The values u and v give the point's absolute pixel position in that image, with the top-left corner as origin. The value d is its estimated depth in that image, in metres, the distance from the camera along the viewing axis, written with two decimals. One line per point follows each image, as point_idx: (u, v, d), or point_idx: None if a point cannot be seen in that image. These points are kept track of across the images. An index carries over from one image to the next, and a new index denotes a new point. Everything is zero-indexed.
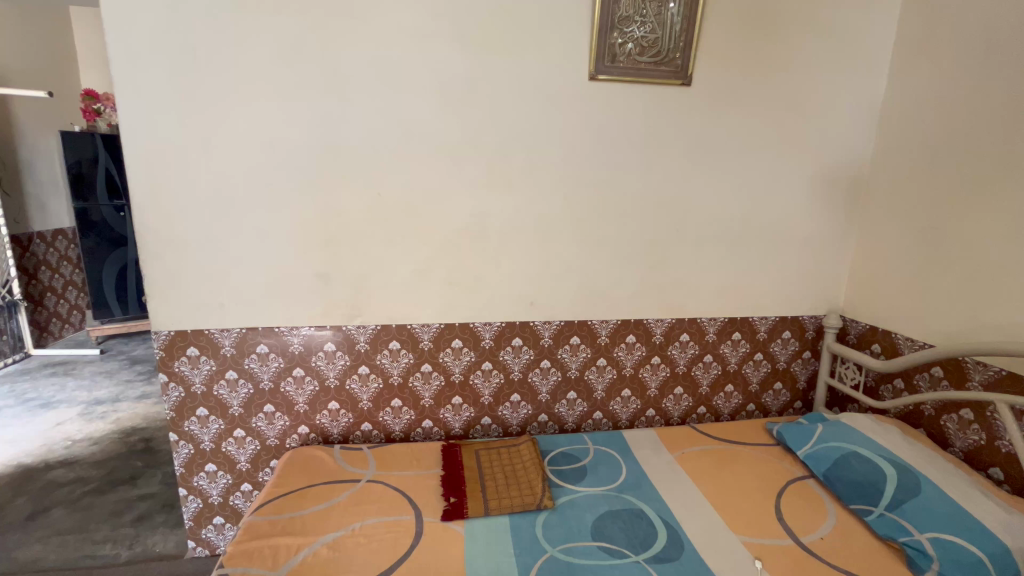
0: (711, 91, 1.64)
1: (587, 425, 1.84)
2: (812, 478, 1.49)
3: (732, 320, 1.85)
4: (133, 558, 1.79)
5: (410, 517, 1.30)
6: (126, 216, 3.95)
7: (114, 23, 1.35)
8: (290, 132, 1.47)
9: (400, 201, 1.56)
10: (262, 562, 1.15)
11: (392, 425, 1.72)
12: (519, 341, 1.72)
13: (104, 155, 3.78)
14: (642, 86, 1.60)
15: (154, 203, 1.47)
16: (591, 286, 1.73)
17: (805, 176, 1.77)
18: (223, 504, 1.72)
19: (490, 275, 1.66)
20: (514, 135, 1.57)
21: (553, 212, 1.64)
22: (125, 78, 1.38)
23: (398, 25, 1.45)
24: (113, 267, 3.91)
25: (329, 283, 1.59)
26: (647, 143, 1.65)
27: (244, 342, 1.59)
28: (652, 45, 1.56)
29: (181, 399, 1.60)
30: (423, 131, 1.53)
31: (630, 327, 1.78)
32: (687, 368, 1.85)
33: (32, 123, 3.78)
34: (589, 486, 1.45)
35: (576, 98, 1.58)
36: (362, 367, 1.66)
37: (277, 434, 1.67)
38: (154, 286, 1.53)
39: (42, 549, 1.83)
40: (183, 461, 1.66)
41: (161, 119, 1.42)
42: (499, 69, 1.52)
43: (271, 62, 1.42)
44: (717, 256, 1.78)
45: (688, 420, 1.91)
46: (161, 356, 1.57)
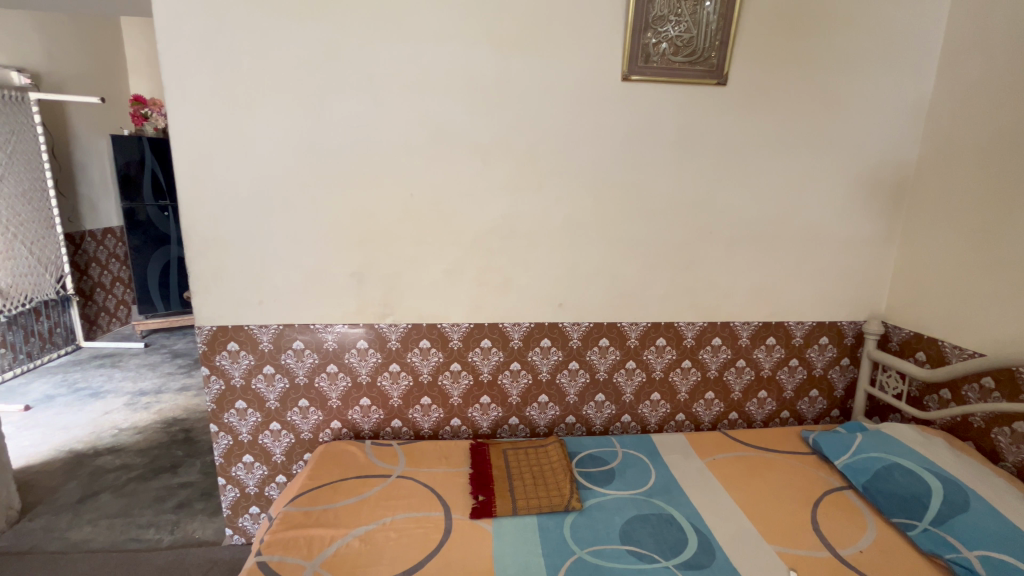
0: (747, 90, 1.61)
1: (615, 428, 1.83)
2: (850, 489, 1.44)
3: (766, 325, 1.81)
4: (175, 543, 1.87)
5: (439, 514, 1.32)
6: (170, 216, 4.10)
7: (165, 32, 1.42)
8: (327, 135, 1.52)
9: (432, 202, 1.59)
10: (298, 550, 1.18)
11: (421, 423, 1.74)
12: (547, 341, 1.72)
13: (150, 158, 3.95)
14: (676, 87, 1.58)
15: (198, 202, 1.53)
16: (621, 288, 1.72)
17: (846, 177, 1.71)
18: (258, 495, 1.78)
19: (519, 276, 1.67)
20: (545, 137, 1.57)
21: (583, 213, 1.64)
22: (175, 84, 1.45)
23: (433, 29, 1.47)
24: (157, 264, 4.09)
25: (362, 282, 1.63)
26: (681, 144, 1.62)
27: (281, 338, 1.64)
28: (687, 45, 1.54)
29: (221, 392, 1.67)
30: (455, 134, 1.55)
31: (660, 329, 1.76)
32: (718, 373, 1.82)
33: (86, 127, 3.99)
34: (617, 489, 1.44)
35: (609, 99, 1.57)
36: (393, 365, 1.69)
37: (311, 428, 1.72)
38: (198, 283, 1.59)
39: (91, 531, 1.93)
40: (223, 451, 1.73)
41: (208, 122, 1.48)
42: (532, 71, 1.53)
43: (310, 67, 1.47)
44: (751, 258, 1.74)
45: (719, 426, 1.87)
46: (204, 350, 1.64)
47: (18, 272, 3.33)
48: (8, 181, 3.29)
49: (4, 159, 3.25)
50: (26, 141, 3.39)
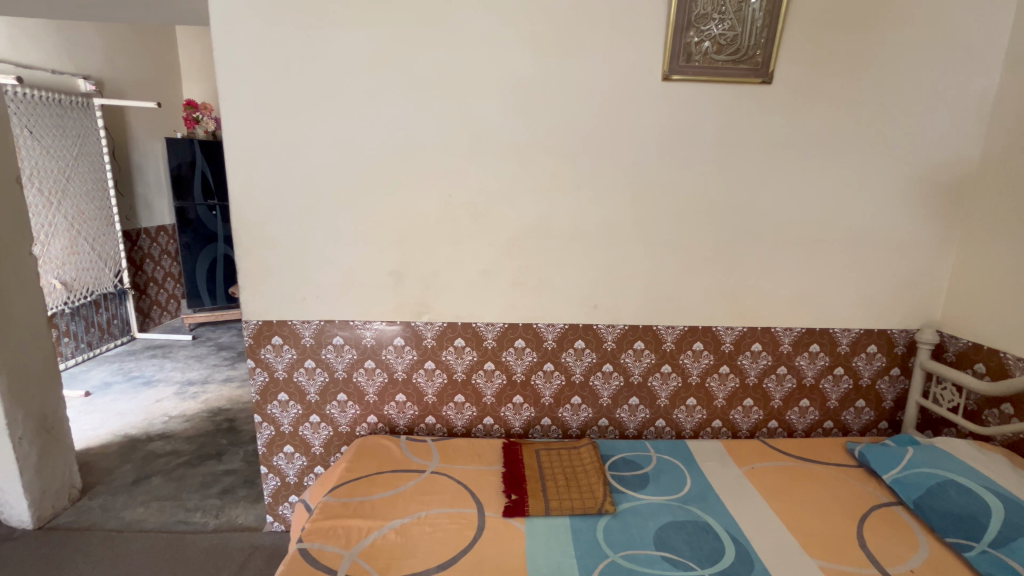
0: (794, 88, 1.56)
1: (649, 433, 1.80)
2: (899, 505, 1.38)
3: (809, 331, 1.74)
4: (220, 527, 1.96)
5: (472, 510, 1.33)
6: (218, 215, 4.29)
7: (221, 40, 1.49)
8: (369, 137, 1.56)
9: (470, 202, 1.61)
10: (337, 540, 1.22)
11: (455, 420, 1.77)
12: (581, 343, 1.72)
13: (200, 159, 4.15)
14: (718, 86, 1.55)
15: (248, 202, 1.60)
16: (658, 291, 1.69)
17: (899, 178, 1.64)
18: (298, 484, 1.84)
19: (554, 277, 1.67)
20: (583, 137, 1.57)
21: (620, 214, 1.63)
22: (230, 90, 1.52)
23: (473, 32, 1.49)
24: (206, 260, 4.29)
25: (401, 280, 1.67)
26: (722, 145, 1.59)
27: (322, 334, 1.70)
28: (731, 43, 1.51)
29: (266, 384, 1.74)
30: (493, 135, 1.56)
31: (697, 334, 1.73)
32: (758, 379, 1.77)
33: (143, 130, 4.23)
34: (651, 494, 1.42)
35: (649, 100, 1.55)
36: (428, 362, 1.72)
37: (349, 421, 1.77)
38: (247, 279, 1.67)
39: (144, 512, 2.05)
40: (266, 441, 1.80)
41: (258, 125, 1.55)
42: (570, 72, 1.52)
43: (355, 71, 1.51)
44: (795, 262, 1.69)
45: (757, 434, 1.82)
46: (251, 344, 1.71)
47: (81, 266, 3.56)
48: (74, 182, 3.52)
49: (70, 162, 3.47)
50: (89, 144, 3.62)
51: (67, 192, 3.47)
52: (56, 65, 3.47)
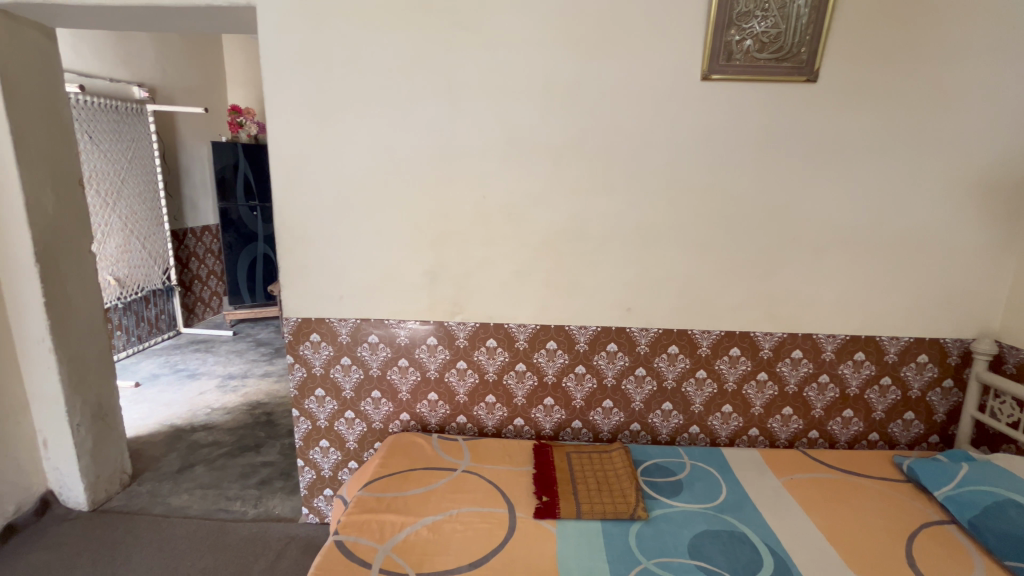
0: (840, 86, 1.51)
1: (682, 439, 1.77)
2: (952, 524, 1.31)
3: (853, 338, 1.67)
4: (258, 516, 2.03)
5: (503, 510, 1.34)
6: (258, 215, 4.46)
7: (268, 47, 1.55)
8: (406, 140, 1.59)
9: (503, 203, 1.62)
10: (371, 534, 1.24)
11: (485, 420, 1.78)
12: (614, 346, 1.70)
13: (243, 163, 4.32)
14: (760, 86, 1.51)
15: (290, 204, 1.66)
16: (693, 295, 1.66)
17: (954, 180, 1.56)
18: (332, 478, 1.89)
19: (588, 278, 1.66)
20: (619, 138, 1.56)
21: (656, 216, 1.60)
22: (275, 95, 1.58)
23: (509, 35, 1.50)
24: (246, 258, 4.46)
25: (434, 280, 1.69)
26: (763, 145, 1.55)
27: (358, 332, 1.74)
28: (774, 41, 1.47)
29: (303, 379, 1.79)
30: (528, 137, 1.57)
31: (735, 339, 1.68)
32: (798, 388, 1.71)
33: (191, 134, 4.43)
34: (685, 502, 1.39)
35: (687, 100, 1.53)
36: (460, 362, 1.74)
37: (382, 418, 1.81)
38: (287, 278, 1.72)
39: (188, 499, 2.14)
40: (303, 435, 1.85)
41: (301, 128, 1.60)
42: (606, 73, 1.51)
43: (394, 74, 1.55)
44: (839, 266, 1.63)
45: (796, 444, 1.76)
46: (290, 340, 1.76)
47: (132, 264, 3.76)
48: (128, 184, 3.71)
49: (125, 165, 3.67)
50: (142, 147, 3.81)
51: (122, 193, 3.66)
52: (113, 73, 3.67)
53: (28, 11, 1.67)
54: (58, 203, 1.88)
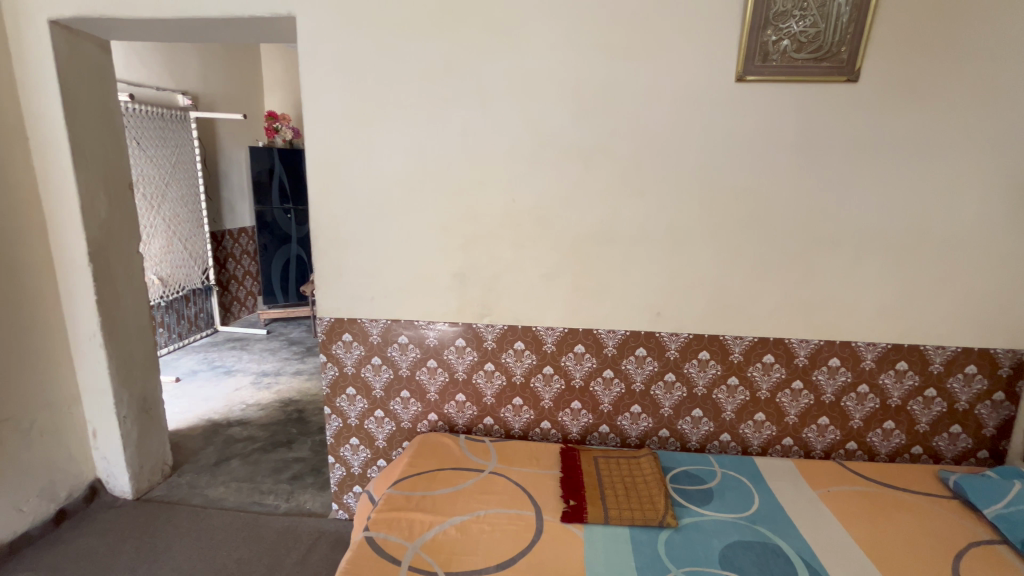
0: (882, 86, 1.46)
1: (713, 447, 1.73)
2: (1003, 544, 1.24)
3: (895, 346, 1.61)
4: (290, 511, 2.09)
5: (531, 513, 1.34)
6: (292, 217, 4.59)
7: (307, 56, 1.61)
8: (437, 144, 1.62)
9: (533, 206, 1.62)
10: (401, 531, 1.26)
11: (512, 422, 1.78)
12: (643, 351, 1.68)
13: (278, 166, 4.46)
14: (797, 86, 1.48)
15: (325, 207, 1.71)
16: (725, 300, 1.63)
17: (1005, 183, 1.49)
18: (361, 475, 1.93)
19: (616, 282, 1.65)
20: (650, 141, 1.54)
21: (689, 220, 1.58)
22: (313, 102, 1.64)
23: (540, 39, 1.51)
24: (280, 260, 4.59)
25: (463, 283, 1.71)
26: (801, 147, 1.51)
27: (388, 332, 1.78)
28: (812, 40, 1.44)
29: (335, 377, 1.83)
30: (558, 140, 1.57)
31: (768, 345, 1.64)
32: (835, 397, 1.66)
33: (230, 139, 4.61)
34: (717, 511, 1.37)
35: (722, 102, 1.50)
36: (488, 364, 1.75)
37: (411, 418, 1.83)
38: (321, 279, 1.77)
39: (224, 491, 2.22)
40: (334, 432, 1.90)
41: (336, 133, 1.65)
42: (637, 75, 1.51)
43: (426, 80, 1.58)
44: (879, 272, 1.57)
45: (833, 455, 1.71)
46: (323, 339, 1.81)
47: (174, 264, 3.92)
48: (172, 187, 3.88)
49: (169, 170, 3.84)
50: (186, 152, 3.98)
51: (166, 196, 3.83)
52: (160, 82, 3.85)
53: (87, 26, 1.77)
54: (110, 206, 1.99)
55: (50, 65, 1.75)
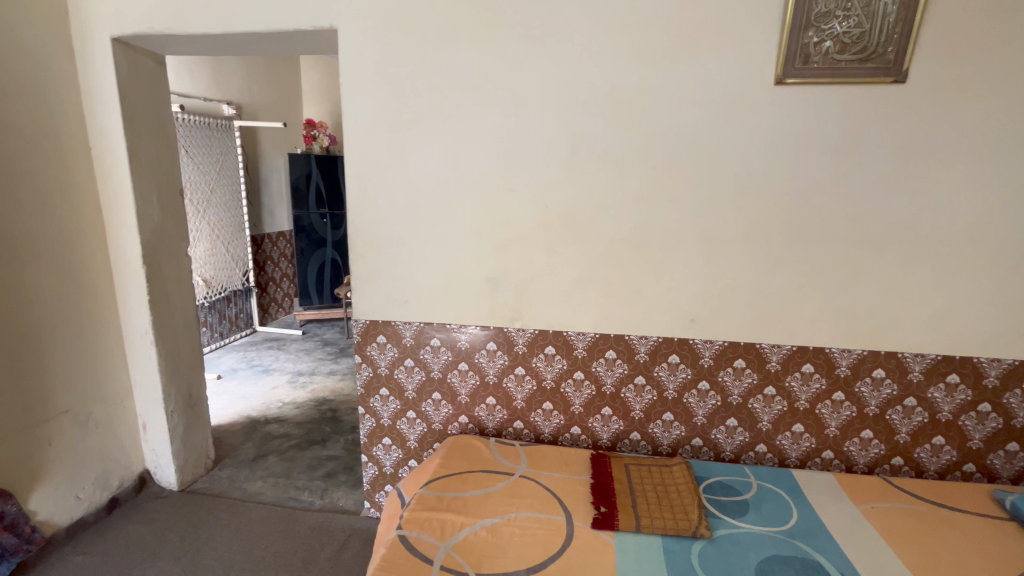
0: (933, 87, 1.40)
1: (748, 458, 1.69)
2: None
3: (946, 358, 1.54)
4: (324, 507, 2.14)
5: (561, 518, 1.34)
6: (327, 222, 4.74)
7: (348, 66, 1.66)
8: (471, 150, 1.65)
9: (566, 211, 1.63)
10: (433, 531, 1.28)
11: (542, 427, 1.79)
12: (676, 357, 1.66)
13: (315, 172, 4.61)
14: (840, 88, 1.44)
15: (362, 212, 1.76)
16: (762, 307, 1.59)
17: None
18: (393, 474, 1.97)
19: (649, 288, 1.64)
20: (685, 145, 1.53)
21: (725, 225, 1.56)
22: (352, 110, 1.69)
23: (575, 45, 1.52)
24: (316, 263, 4.74)
25: (495, 287, 1.73)
26: (843, 151, 1.47)
27: (421, 335, 1.81)
28: (856, 41, 1.40)
29: (369, 378, 1.88)
30: (590, 146, 1.57)
31: (808, 355, 1.59)
32: (879, 410, 1.59)
33: (270, 147, 4.79)
34: (752, 524, 1.33)
35: (761, 105, 1.47)
36: (519, 368, 1.76)
37: (442, 419, 1.86)
38: (358, 282, 1.82)
39: (262, 486, 2.30)
40: (368, 431, 1.94)
41: (374, 140, 1.70)
42: (672, 80, 1.50)
43: (462, 87, 1.61)
44: (928, 280, 1.51)
45: (877, 470, 1.64)
46: (359, 341, 1.86)
47: (217, 267, 4.10)
48: (217, 193, 4.06)
49: (214, 176, 4.02)
50: (230, 159, 4.16)
51: (212, 202, 4.01)
52: (208, 93, 4.05)
53: (145, 42, 1.88)
54: (163, 210, 2.10)
55: (112, 79, 1.87)
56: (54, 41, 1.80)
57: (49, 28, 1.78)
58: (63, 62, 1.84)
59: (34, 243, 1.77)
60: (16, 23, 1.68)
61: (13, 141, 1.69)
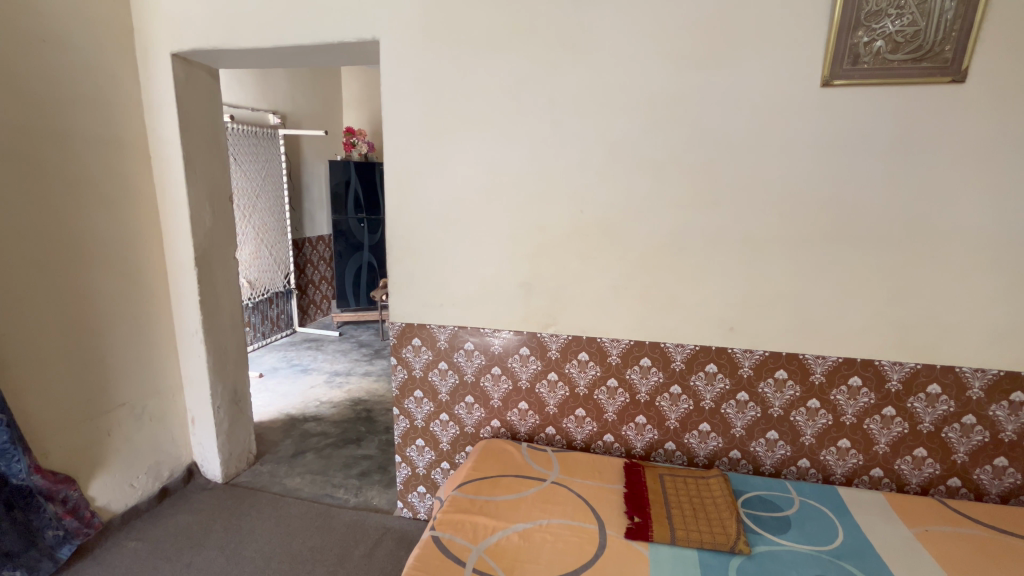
0: (994, 87, 1.33)
1: (789, 473, 1.63)
2: None
3: (1010, 375, 1.44)
4: (358, 505, 2.19)
5: (593, 526, 1.32)
6: (364, 226, 4.87)
7: (389, 76, 1.72)
8: (507, 156, 1.66)
9: (601, 216, 1.62)
10: (465, 533, 1.30)
11: (575, 433, 1.78)
12: (713, 367, 1.62)
13: (354, 179, 4.75)
14: (891, 89, 1.38)
15: (401, 217, 1.80)
16: (805, 317, 1.54)
17: None
18: (426, 475, 2.00)
19: (685, 295, 1.61)
20: (725, 149, 1.50)
21: (767, 230, 1.51)
22: (392, 118, 1.74)
23: (612, 51, 1.52)
24: (353, 266, 4.87)
25: (529, 292, 1.74)
26: (893, 155, 1.40)
27: (455, 338, 1.83)
28: (910, 40, 1.34)
29: (404, 380, 1.92)
30: (627, 152, 1.57)
31: (855, 367, 1.53)
32: (934, 428, 1.50)
33: (312, 154, 4.97)
34: (795, 541, 1.28)
35: (806, 108, 1.43)
36: (552, 373, 1.76)
37: (474, 423, 1.88)
38: (396, 285, 1.87)
39: (299, 481, 2.38)
40: (402, 432, 1.98)
41: (413, 147, 1.74)
42: (712, 84, 1.47)
43: (498, 95, 1.63)
44: (988, 292, 1.42)
45: (931, 492, 1.55)
46: (395, 343, 1.91)
47: (261, 269, 4.27)
48: (262, 198, 4.24)
49: (260, 183, 4.20)
50: (274, 166, 4.34)
51: (257, 207, 4.19)
52: (256, 103, 4.24)
53: (202, 57, 1.99)
54: (214, 215, 2.21)
55: (171, 91, 1.99)
56: (119, 58, 1.93)
57: (115, 45, 1.92)
58: (127, 76, 1.97)
59: (98, 246, 1.90)
60: (88, 44, 1.82)
61: (81, 151, 1.82)
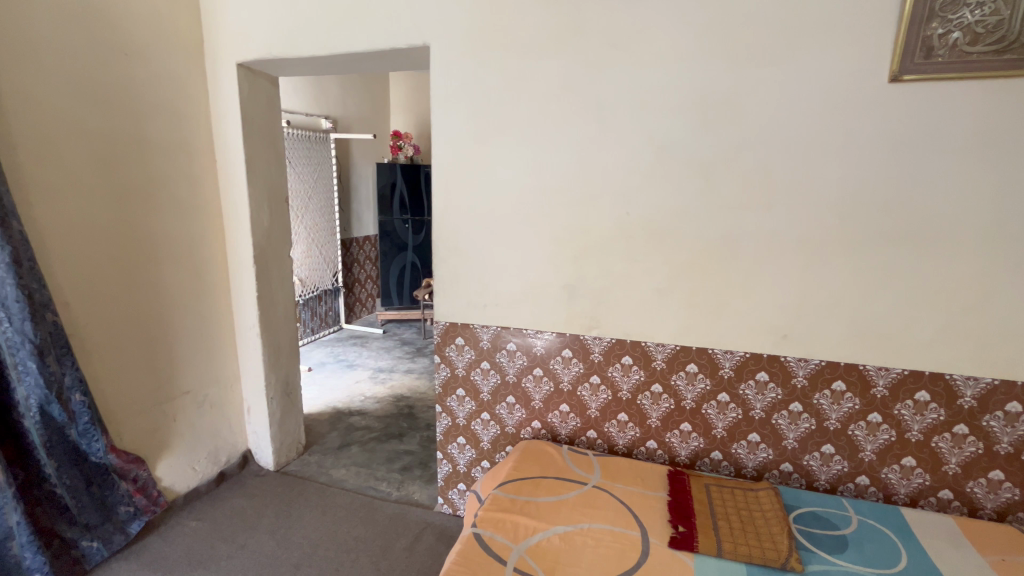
0: None
1: (847, 490, 1.55)
2: None
3: None
4: (400, 499, 2.25)
5: (636, 533, 1.30)
6: (409, 227, 4.98)
7: (438, 81, 1.76)
8: (552, 158, 1.67)
9: (649, 218, 1.60)
10: (506, 532, 1.30)
11: (617, 438, 1.75)
12: (764, 375, 1.56)
13: (399, 180, 4.88)
14: (969, 84, 1.29)
15: (447, 220, 1.84)
16: (865, 326, 1.46)
17: None
18: (466, 473, 2.02)
19: (735, 301, 1.56)
20: (780, 150, 1.44)
21: (825, 235, 1.44)
22: (441, 123, 1.78)
23: (662, 52, 1.50)
24: (397, 266, 5.00)
25: (572, 294, 1.73)
26: (969, 154, 1.31)
27: (497, 339, 1.85)
28: (992, 30, 1.25)
29: (447, 378, 1.95)
30: (675, 154, 1.53)
31: (923, 381, 1.43)
32: (1014, 449, 1.39)
33: (361, 157, 5.15)
34: (852, 562, 1.21)
35: (871, 104, 1.36)
36: (594, 377, 1.74)
37: (515, 423, 1.89)
38: (440, 285, 1.91)
39: (344, 473, 2.46)
40: (444, 429, 2.02)
41: (459, 150, 1.77)
42: (767, 83, 1.42)
43: (545, 98, 1.64)
44: None
45: (1009, 518, 1.43)
46: (439, 341, 1.94)
47: (312, 267, 4.46)
48: (314, 199, 4.43)
49: (313, 184, 4.39)
50: (325, 168, 4.52)
51: (310, 207, 4.38)
52: (310, 108, 4.43)
53: (265, 65, 2.10)
54: (272, 215, 2.33)
55: (235, 99, 2.11)
56: (190, 68, 2.08)
57: (187, 57, 2.06)
58: (197, 86, 2.11)
59: (169, 244, 2.04)
60: (164, 56, 1.96)
61: (156, 154, 1.97)
